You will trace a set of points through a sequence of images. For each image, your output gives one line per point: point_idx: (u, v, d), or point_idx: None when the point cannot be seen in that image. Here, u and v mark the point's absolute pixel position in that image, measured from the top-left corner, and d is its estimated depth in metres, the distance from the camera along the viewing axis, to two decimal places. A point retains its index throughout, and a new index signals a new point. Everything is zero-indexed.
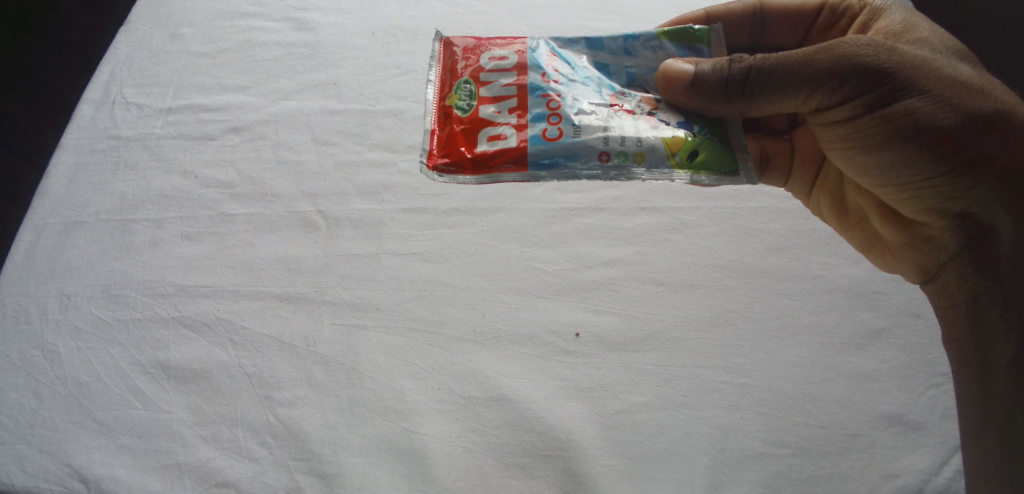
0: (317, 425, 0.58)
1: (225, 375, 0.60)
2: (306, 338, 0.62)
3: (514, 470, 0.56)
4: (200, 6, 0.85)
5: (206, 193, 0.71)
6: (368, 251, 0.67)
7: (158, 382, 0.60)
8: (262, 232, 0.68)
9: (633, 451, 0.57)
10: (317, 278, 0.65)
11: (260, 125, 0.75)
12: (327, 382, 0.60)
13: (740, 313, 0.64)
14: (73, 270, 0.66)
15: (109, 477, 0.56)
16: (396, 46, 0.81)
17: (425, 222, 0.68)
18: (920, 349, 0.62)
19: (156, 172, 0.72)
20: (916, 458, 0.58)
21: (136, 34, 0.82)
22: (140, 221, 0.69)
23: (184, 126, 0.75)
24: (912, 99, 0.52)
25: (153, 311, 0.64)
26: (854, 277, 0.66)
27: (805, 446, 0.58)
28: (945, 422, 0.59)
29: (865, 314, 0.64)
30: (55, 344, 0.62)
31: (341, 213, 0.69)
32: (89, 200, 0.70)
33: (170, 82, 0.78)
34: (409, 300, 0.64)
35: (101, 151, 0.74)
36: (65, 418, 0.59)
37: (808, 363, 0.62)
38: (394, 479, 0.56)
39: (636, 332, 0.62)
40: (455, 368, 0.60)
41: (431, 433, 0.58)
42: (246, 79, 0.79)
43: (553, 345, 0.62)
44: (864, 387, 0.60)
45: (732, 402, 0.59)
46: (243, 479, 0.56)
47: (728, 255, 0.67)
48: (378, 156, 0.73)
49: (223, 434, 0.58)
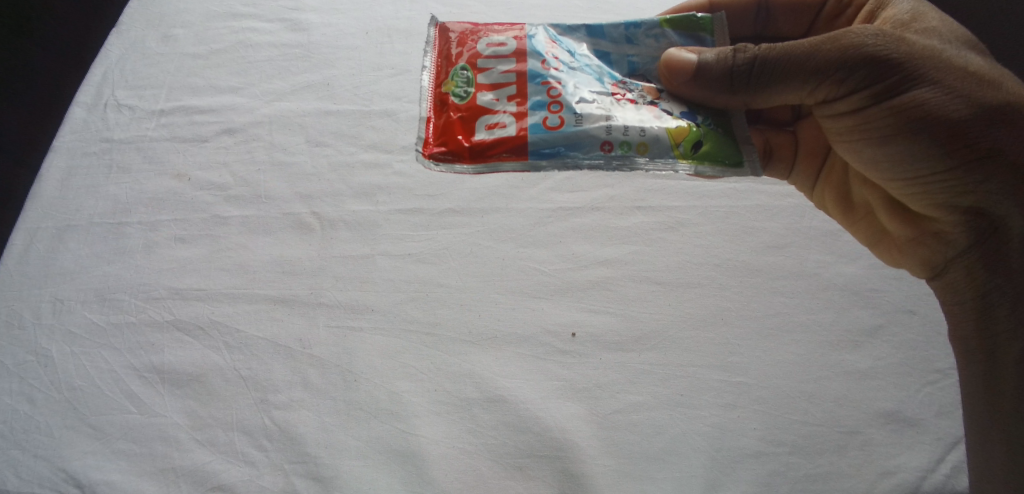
0: (314, 427, 0.58)
1: (221, 378, 0.60)
2: (302, 341, 0.61)
3: (511, 471, 0.56)
4: (194, 7, 0.84)
5: (201, 195, 0.70)
6: (363, 253, 0.66)
7: (153, 386, 0.60)
8: (257, 234, 0.68)
9: (629, 450, 0.57)
10: (311, 280, 0.65)
11: (254, 127, 0.75)
12: (323, 385, 0.60)
13: (737, 312, 0.64)
14: (67, 274, 0.66)
15: (105, 482, 0.56)
16: (391, 46, 0.81)
17: (420, 222, 0.68)
18: (915, 346, 0.63)
19: (150, 175, 0.72)
20: (913, 454, 0.58)
21: (129, 35, 0.82)
22: (134, 224, 0.68)
23: (177, 128, 0.75)
24: (921, 90, 0.53)
25: (147, 314, 0.63)
26: (849, 274, 0.66)
27: (802, 444, 0.58)
28: (942, 419, 0.59)
29: (860, 311, 0.64)
30: (49, 348, 0.62)
31: (335, 214, 0.69)
32: (83, 203, 0.70)
33: (164, 84, 0.78)
34: (405, 302, 0.63)
35: (94, 154, 0.73)
36: (59, 422, 0.59)
37: (804, 361, 0.62)
38: (392, 480, 0.56)
39: (632, 331, 0.62)
40: (452, 369, 0.60)
41: (428, 434, 0.57)
42: (239, 80, 0.78)
43: (550, 346, 0.61)
44: (860, 384, 0.61)
45: (728, 401, 0.59)
46: (238, 483, 0.56)
47: (724, 253, 0.67)
48: (373, 156, 0.73)
49: (219, 438, 0.57)
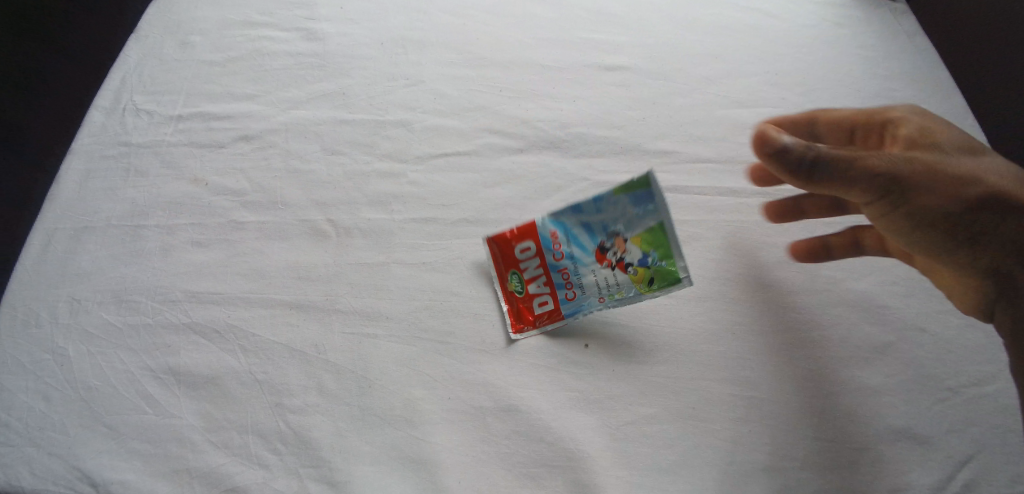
0: (328, 432, 0.58)
1: (235, 381, 0.60)
2: (316, 346, 0.62)
3: (524, 480, 0.56)
4: (210, 15, 0.86)
5: (217, 200, 0.71)
6: (378, 260, 0.67)
7: (168, 388, 0.60)
8: (272, 240, 0.68)
9: (642, 462, 0.57)
10: (326, 286, 0.65)
11: (271, 134, 0.76)
12: (337, 390, 0.60)
13: (748, 326, 0.64)
14: (83, 275, 0.66)
15: (119, 482, 0.56)
16: (405, 57, 0.82)
17: (434, 231, 0.69)
18: (927, 363, 0.63)
19: (168, 179, 0.72)
20: (926, 471, 0.58)
21: (147, 42, 0.83)
22: (151, 227, 0.69)
23: (195, 133, 0.76)
24: None
25: (164, 316, 0.64)
26: (861, 291, 0.67)
27: (814, 458, 0.58)
28: (954, 436, 0.59)
29: (871, 327, 0.65)
30: (66, 348, 0.62)
31: (350, 222, 0.69)
32: (100, 206, 0.70)
33: (182, 90, 0.79)
34: (419, 310, 0.64)
35: (112, 157, 0.74)
36: (74, 421, 0.59)
37: (815, 376, 0.62)
38: (405, 486, 0.56)
39: (645, 343, 0.63)
40: (466, 377, 0.61)
41: (441, 442, 0.58)
42: (256, 87, 0.79)
43: (563, 356, 0.62)
44: (871, 400, 0.61)
45: (740, 414, 0.60)
46: (252, 487, 0.56)
47: (736, 267, 0.68)
48: (388, 165, 0.73)
49: (234, 441, 0.58)
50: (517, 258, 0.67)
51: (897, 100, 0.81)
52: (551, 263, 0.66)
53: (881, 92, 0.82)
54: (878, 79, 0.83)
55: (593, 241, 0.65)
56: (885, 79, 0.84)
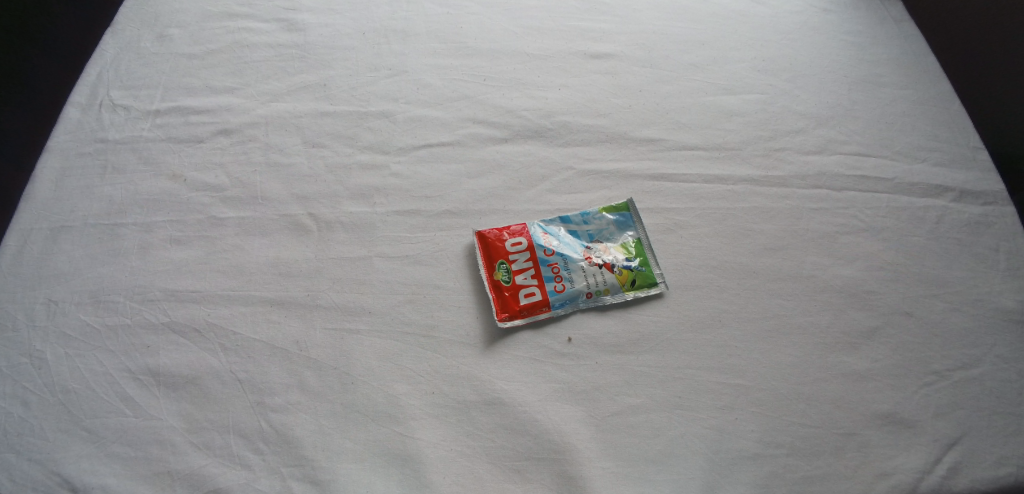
0: (311, 430, 0.57)
1: (216, 381, 0.60)
2: (298, 344, 0.61)
3: (510, 474, 0.56)
4: (189, 6, 0.84)
5: (195, 196, 0.70)
6: (362, 254, 0.66)
7: (148, 389, 0.59)
8: (252, 236, 0.67)
9: (628, 453, 0.57)
10: (308, 282, 0.64)
11: (250, 128, 0.74)
12: (320, 387, 0.59)
13: (735, 314, 0.64)
14: (60, 275, 0.64)
15: (99, 486, 0.55)
16: (388, 46, 0.81)
17: (418, 224, 0.68)
18: (911, 348, 0.63)
19: (145, 175, 0.71)
20: (910, 456, 0.58)
21: (123, 34, 0.80)
22: (129, 225, 0.68)
23: (172, 128, 0.74)
24: None
25: (142, 317, 0.63)
26: (847, 276, 0.67)
27: (800, 446, 0.58)
28: (938, 421, 0.60)
29: (858, 313, 0.65)
30: (44, 351, 0.60)
31: (332, 216, 0.68)
32: (77, 203, 0.68)
33: (158, 84, 0.77)
34: (402, 304, 0.63)
35: (88, 154, 0.72)
36: (53, 426, 0.58)
37: (802, 363, 0.62)
38: (390, 483, 0.56)
39: (631, 333, 0.63)
40: (450, 371, 0.60)
41: (425, 437, 0.57)
42: (235, 80, 0.78)
43: (548, 348, 0.62)
44: (857, 386, 0.61)
45: (726, 403, 0.59)
46: (234, 486, 0.55)
47: (722, 255, 0.67)
48: (369, 157, 0.72)
49: (215, 442, 0.57)
50: (506, 250, 0.66)
51: (885, 85, 0.81)
52: (540, 258, 0.66)
53: (868, 77, 0.82)
54: (865, 63, 0.83)
55: (581, 245, 0.68)
56: (871, 64, 0.83)
